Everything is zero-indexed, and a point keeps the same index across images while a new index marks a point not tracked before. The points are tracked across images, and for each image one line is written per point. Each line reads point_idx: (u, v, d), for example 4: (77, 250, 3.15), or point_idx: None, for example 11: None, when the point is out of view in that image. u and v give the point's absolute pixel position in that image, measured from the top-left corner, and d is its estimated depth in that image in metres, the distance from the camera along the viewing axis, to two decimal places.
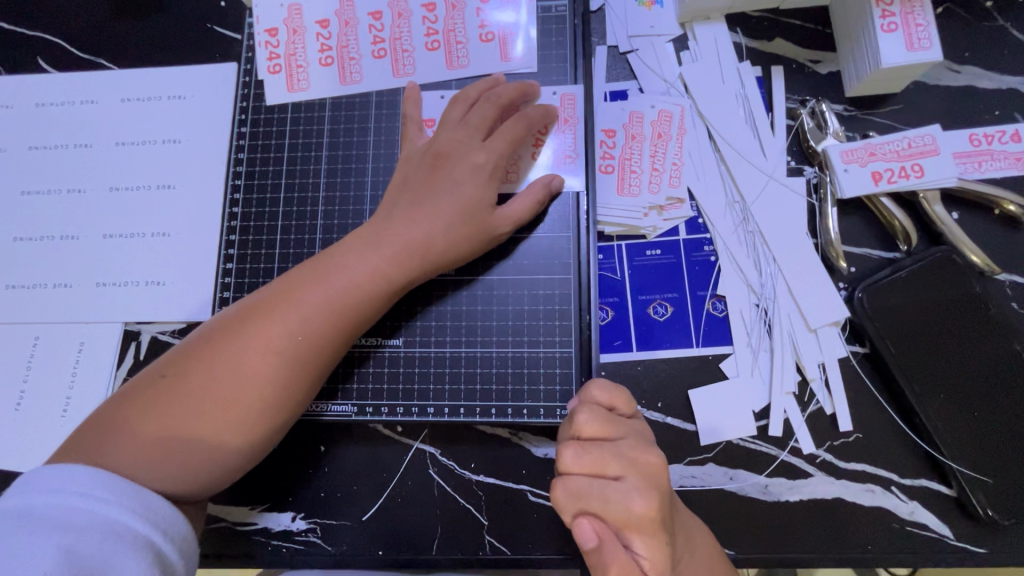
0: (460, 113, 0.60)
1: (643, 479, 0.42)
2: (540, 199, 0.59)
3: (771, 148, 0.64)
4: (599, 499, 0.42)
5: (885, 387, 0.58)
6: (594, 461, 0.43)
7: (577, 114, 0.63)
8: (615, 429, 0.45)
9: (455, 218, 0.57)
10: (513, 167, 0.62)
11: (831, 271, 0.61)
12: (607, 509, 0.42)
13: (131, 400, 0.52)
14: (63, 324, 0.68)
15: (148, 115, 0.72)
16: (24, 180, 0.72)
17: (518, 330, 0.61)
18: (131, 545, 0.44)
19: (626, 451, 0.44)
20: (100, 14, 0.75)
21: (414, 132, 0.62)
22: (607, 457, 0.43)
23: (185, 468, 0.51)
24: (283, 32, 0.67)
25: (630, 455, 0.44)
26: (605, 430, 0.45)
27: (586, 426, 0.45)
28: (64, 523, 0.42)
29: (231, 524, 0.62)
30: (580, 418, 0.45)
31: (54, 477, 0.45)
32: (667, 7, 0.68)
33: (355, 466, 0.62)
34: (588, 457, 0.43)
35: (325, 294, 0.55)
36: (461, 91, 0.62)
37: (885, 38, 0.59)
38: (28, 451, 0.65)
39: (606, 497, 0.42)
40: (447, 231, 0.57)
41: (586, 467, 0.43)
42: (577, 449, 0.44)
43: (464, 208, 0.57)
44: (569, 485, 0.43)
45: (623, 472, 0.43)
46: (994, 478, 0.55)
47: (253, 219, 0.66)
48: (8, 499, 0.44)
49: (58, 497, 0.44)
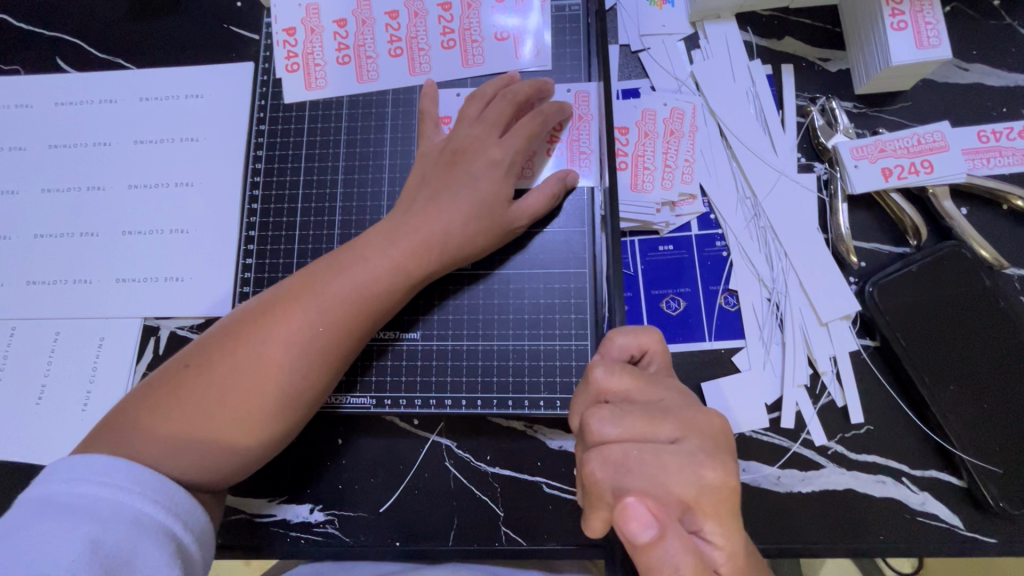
0: (477, 111, 0.61)
1: (700, 438, 0.40)
2: (556, 193, 0.60)
3: (782, 144, 0.65)
4: (656, 467, 0.38)
5: (895, 379, 0.59)
6: (640, 422, 0.40)
7: (591, 112, 0.64)
8: (648, 386, 0.43)
9: (472, 213, 0.58)
10: (529, 165, 0.63)
11: (842, 265, 0.62)
12: (668, 477, 0.38)
13: (155, 390, 0.53)
14: (83, 319, 0.69)
15: (166, 114, 0.73)
16: (45, 178, 0.73)
17: (534, 324, 0.62)
18: (155, 535, 0.45)
19: (673, 409, 0.41)
20: (119, 14, 0.76)
21: (430, 129, 0.63)
22: (654, 418, 0.41)
23: (205, 456, 0.52)
24: (301, 31, 0.68)
25: (676, 414, 0.41)
26: (640, 388, 0.43)
27: (616, 382, 0.43)
28: (90, 513, 0.43)
29: (250, 516, 0.63)
30: (608, 373, 0.43)
31: (81, 467, 0.46)
32: (678, 7, 0.69)
33: (373, 458, 0.63)
34: (632, 418, 0.40)
35: (344, 286, 0.56)
36: (477, 89, 0.63)
37: (895, 36, 0.60)
38: (50, 444, 0.66)
39: (664, 463, 0.38)
40: (465, 225, 0.58)
41: (632, 430, 0.40)
42: (618, 412, 0.41)
43: (481, 203, 0.58)
44: (615, 450, 0.39)
45: (675, 434, 0.40)
46: (1005, 468, 0.55)
47: (272, 215, 0.67)
48: (37, 487, 0.45)
49: (84, 486, 0.45)
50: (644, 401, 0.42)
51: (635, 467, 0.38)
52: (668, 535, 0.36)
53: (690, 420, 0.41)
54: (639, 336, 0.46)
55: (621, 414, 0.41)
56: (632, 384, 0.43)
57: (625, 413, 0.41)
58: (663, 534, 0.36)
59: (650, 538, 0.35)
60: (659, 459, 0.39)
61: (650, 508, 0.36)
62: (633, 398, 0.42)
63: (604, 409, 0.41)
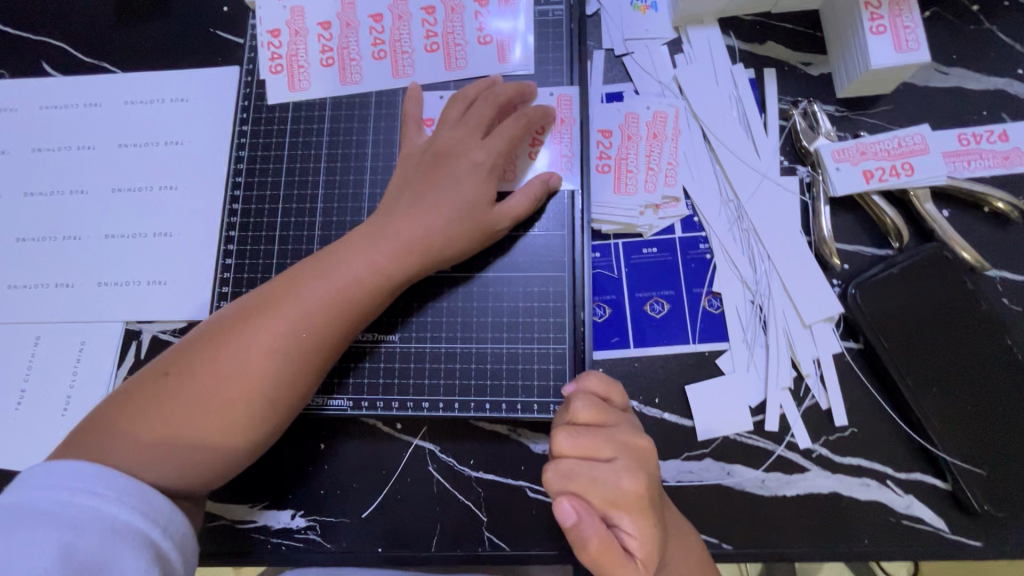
0: (459, 114, 0.62)
1: (632, 461, 0.44)
2: (537, 196, 0.60)
3: (764, 147, 0.65)
4: (589, 480, 0.43)
5: (879, 381, 0.59)
6: (593, 443, 0.44)
7: (573, 114, 0.64)
8: (607, 414, 0.46)
9: (453, 215, 0.58)
10: (511, 168, 0.63)
11: (824, 267, 0.62)
12: (596, 489, 0.43)
13: (134, 398, 0.53)
14: (63, 324, 0.68)
15: (151, 117, 0.73)
16: (28, 182, 0.72)
17: (514, 326, 0.62)
18: (132, 543, 0.44)
19: (619, 436, 0.45)
20: (105, 19, 0.77)
21: (413, 131, 0.63)
22: (600, 441, 0.44)
23: (187, 463, 0.51)
24: (286, 34, 0.68)
25: (621, 438, 0.45)
26: (597, 414, 0.46)
27: (582, 413, 0.46)
28: (65, 521, 0.42)
29: (231, 522, 0.62)
30: (581, 403, 0.46)
31: (63, 476, 0.45)
32: (661, 11, 0.70)
33: (355, 463, 0.63)
34: (580, 439, 0.44)
35: (327, 288, 0.56)
36: (460, 91, 0.63)
37: (875, 40, 0.60)
38: (28, 450, 0.65)
39: (598, 479, 0.43)
40: (446, 227, 0.58)
41: (582, 449, 0.44)
42: (575, 432, 0.45)
43: (463, 206, 0.58)
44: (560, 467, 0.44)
45: (616, 454, 0.44)
46: (989, 470, 0.55)
47: (252, 216, 0.67)
48: (10, 495, 0.44)
49: (59, 493, 0.44)
50: (604, 428, 0.46)
51: (577, 478, 0.43)
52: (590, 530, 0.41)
53: (631, 444, 0.45)
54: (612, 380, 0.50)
55: (573, 435, 0.45)
56: (598, 414, 0.46)
57: (581, 433, 0.45)
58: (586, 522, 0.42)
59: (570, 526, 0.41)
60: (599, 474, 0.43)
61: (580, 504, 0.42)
62: (594, 426, 0.46)
63: (567, 427, 0.45)
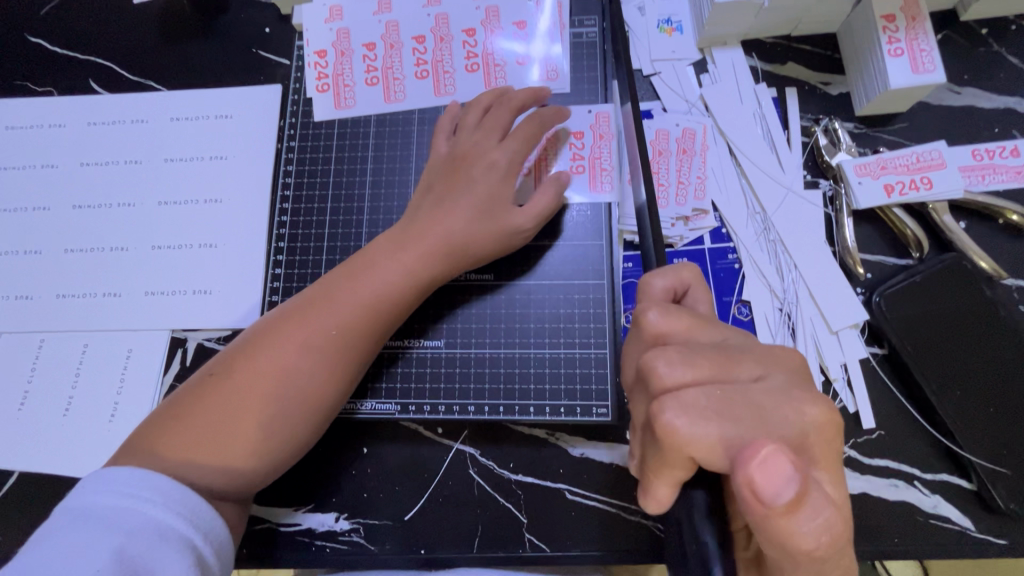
0: (475, 119, 0.65)
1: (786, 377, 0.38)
2: (555, 192, 0.64)
3: (788, 162, 0.69)
4: (748, 407, 0.36)
5: (904, 386, 0.61)
6: (712, 362, 0.38)
7: (581, 129, 0.69)
8: (710, 326, 0.42)
9: (474, 216, 0.61)
10: (537, 161, 0.68)
11: (849, 276, 0.65)
12: (767, 418, 0.36)
13: (178, 404, 0.55)
14: (110, 332, 0.71)
15: (197, 132, 0.76)
16: (76, 195, 0.75)
17: (555, 332, 0.65)
18: (179, 548, 0.45)
19: (755, 351, 0.40)
20: (151, 40, 0.80)
21: (438, 141, 0.66)
22: (733, 356, 0.39)
23: (227, 463, 0.53)
24: (332, 53, 0.72)
25: (754, 352, 0.40)
26: (700, 328, 0.41)
27: (685, 324, 0.41)
28: (117, 525, 0.44)
29: (275, 526, 0.64)
30: (672, 316, 0.41)
31: (115, 480, 0.47)
32: (687, 34, 0.73)
33: (397, 466, 0.64)
34: (704, 358, 0.38)
35: (359, 291, 0.58)
36: (473, 99, 0.67)
37: (892, 62, 0.64)
38: (77, 455, 0.66)
39: (758, 404, 0.36)
40: (468, 225, 0.61)
41: (709, 368, 0.38)
42: (692, 349, 0.39)
43: (482, 205, 0.61)
44: (694, 399, 0.36)
45: (762, 372, 0.38)
46: (1013, 470, 0.57)
47: (301, 227, 0.71)
48: (68, 500, 0.46)
49: (110, 498, 0.46)
50: (703, 342, 0.40)
51: (719, 409, 0.36)
52: (809, 496, 0.32)
53: (768, 358, 0.39)
54: (678, 279, 0.46)
55: (691, 355, 0.38)
56: (690, 325, 0.41)
57: (695, 354, 0.39)
58: (810, 492, 0.32)
59: (794, 497, 0.31)
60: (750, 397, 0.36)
61: (794, 462, 0.32)
62: (693, 339, 0.41)
63: (671, 351, 0.39)
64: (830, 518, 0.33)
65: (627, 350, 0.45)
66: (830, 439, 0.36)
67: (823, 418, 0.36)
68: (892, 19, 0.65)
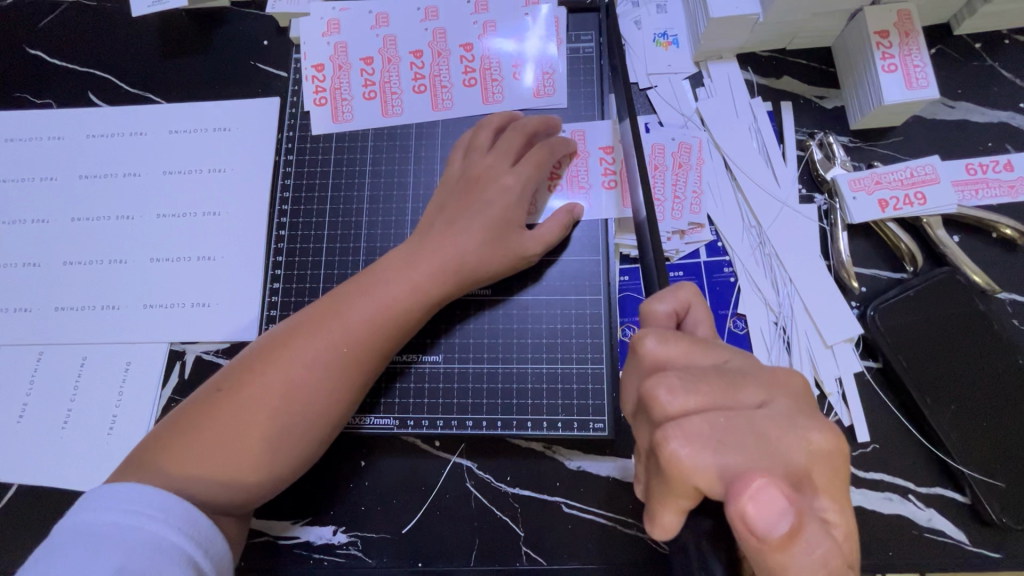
0: (489, 140, 0.66)
1: (790, 402, 0.39)
2: (564, 224, 0.65)
3: (784, 176, 0.69)
4: (753, 435, 0.36)
5: (898, 399, 0.62)
6: (713, 389, 0.38)
7: (588, 148, 0.69)
8: (709, 348, 0.42)
9: (483, 238, 0.61)
10: (558, 169, 0.69)
11: (843, 290, 0.66)
12: (774, 447, 0.36)
13: (186, 417, 0.55)
14: (108, 344, 0.71)
15: (195, 146, 0.76)
16: (74, 208, 0.75)
17: (552, 347, 0.66)
18: (177, 565, 0.45)
19: (761, 375, 0.40)
20: (149, 52, 0.80)
21: (457, 157, 0.67)
22: (737, 383, 0.39)
23: (237, 478, 0.53)
24: (330, 69, 0.73)
25: (759, 376, 0.40)
26: (699, 352, 0.41)
27: (682, 350, 0.41)
28: (117, 543, 0.44)
29: (273, 538, 0.64)
30: (669, 342, 0.42)
31: (112, 497, 0.47)
32: (682, 47, 0.74)
33: (395, 479, 0.65)
34: (706, 385, 0.39)
35: (371, 304, 0.59)
36: (485, 119, 0.68)
37: (886, 77, 0.64)
38: (76, 469, 0.67)
39: (764, 432, 0.36)
40: (479, 250, 0.61)
41: (711, 395, 0.38)
42: (692, 376, 0.39)
43: (493, 226, 0.62)
44: (696, 427, 0.36)
45: (768, 398, 0.39)
46: (1006, 484, 0.58)
47: (299, 242, 0.71)
48: (72, 516, 0.46)
49: (112, 514, 0.46)
50: (705, 366, 0.41)
51: (722, 438, 0.36)
52: (806, 530, 0.33)
53: (773, 382, 0.40)
54: (684, 300, 0.46)
55: (693, 382, 0.39)
56: (689, 351, 0.41)
57: (697, 381, 0.39)
58: (803, 524, 0.33)
59: (788, 532, 0.32)
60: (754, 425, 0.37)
61: (788, 495, 0.33)
62: (693, 363, 0.41)
63: (673, 378, 0.39)
64: (827, 551, 0.33)
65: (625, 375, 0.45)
66: (836, 466, 0.37)
67: (829, 445, 0.36)
68: (885, 35, 0.65)
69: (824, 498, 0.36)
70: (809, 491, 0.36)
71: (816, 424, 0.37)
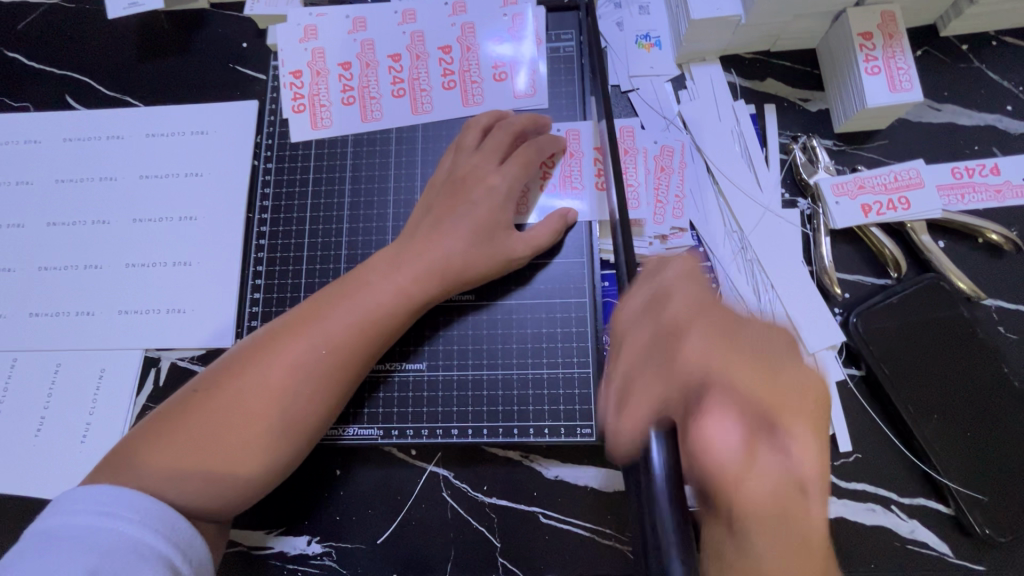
0: (476, 140, 0.65)
1: (789, 347, 0.43)
2: (557, 228, 0.64)
3: (767, 180, 0.68)
4: (746, 359, 0.41)
5: (882, 409, 0.61)
6: (721, 317, 0.43)
7: (582, 148, 0.68)
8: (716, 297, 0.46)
9: (472, 241, 0.60)
10: (550, 164, 0.68)
11: (826, 297, 0.65)
12: (758, 374, 0.40)
13: (165, 420, 0.54)
14: (83, 351, 0.70)
15: (173, 149, 0.75)
16: (50, 212, 0.74)
17: (538, 352, 0.64)
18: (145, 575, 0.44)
19: (762, 327, 0.44)
20: (127, 55, 0.79)
21: (447, 158, 0.66)
22: (739, 321, 0.44)
23: (215, 481, 0.52)
24: (307, 74, 0.72)
25: (762, 330, 0.44)
26: (708, 298, 0.45)
27: (695, 291, 0.45)
28: (91, 548, 0.43)
29: (247, 549, 0.63)
30: (687, 278, 0.46)
31: (87, 499, 0.46)
32: (665, 49, 0.73)
33: (371, 488, 0.64)
34: (713, 314, 0.43)
35: (353, 306, 0.57)
36: (473, 119, 0.67)
37: (870, 80, 0.63)
38: (47, 477, 0.66)
39: (758, 361, 0.41)
40: (467, 250, 0.60)
41: (717, 321, 0.43)
42: (699, 304, 0.44)
43: (482, 230, 0.61)
44: (697, 340, 0.42)
45: (768, 338, 0.43)
46: (990, 496, 0.57)
47: (279, 249, 0.70)
48: (45, 520, 0.45)
49: (87, 517, 0.45)
50: (715, 302, 0.45)
51: (718, 350, 0.41)
52: (760, 449, 0.37)
53: (773, 331, 0.44)
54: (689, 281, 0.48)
55: (703, 308, 0.44)
56: (701, 291, 0.45)
57: (707, 309, 0.44)
58: (756, 441, 0.38)
59: (739, 445, 0.37)
60: (768, 400, 0.39)
61: (741, 419, 0.38)
62: (709, 302, 0.45)
63: (688, 297, 0.44)
64: (781, 469, 0.36)
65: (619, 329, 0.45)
66: (816, 405, 0.40)
67: (805, 383, 0.41)
68: (869, 37, 0.64)
69: (802, 430, 0.39)
70: (785, 426, 0.38)
71: (795, 363, 0.42)
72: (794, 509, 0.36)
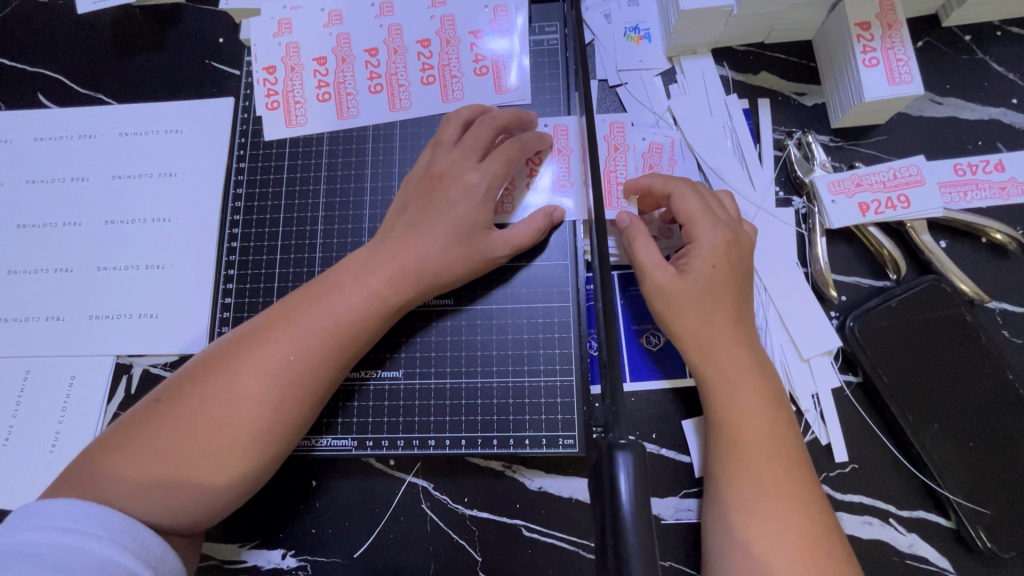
0: (455, 135, 0.62)
1: (742, 261, 0.56)
2: (542, 227, 0.61)
3: (760, 178, 0.65)
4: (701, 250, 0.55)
5: (880, 418, 0.58)
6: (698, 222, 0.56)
7: (570, 145, 0.66)
8: (731, 221, 0.57)
9: (451, 239, 0.58)
10: (538, 159, 0.65)
11: (822, 299, 0.62)
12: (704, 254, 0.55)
13: (124, 433, 0.50)
14: (53, 357, 0.68)
15: (145, 148, 0.73)
16: (20, 214, 0.72)
17: (518, 359, 0.62)
18: None
19: (739, 249, 0.56)
20: (99, 51, 0.77)
21: (422, 158, 0.63)
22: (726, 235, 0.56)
23: (179, 498, 0.48)
24: (282, 69, 0.69)
25: (739, 244, 0.56)
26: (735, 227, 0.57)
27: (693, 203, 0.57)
28: (54, 562, 0.40)
29: (220, 563, 0.61)
30: (699, 195, 0.57)
31: (46, 515, 0.43)
32: (655, 42, 0.70)
33: (348, 500, 0.61)
34: (690, 212, 0.56)
35: (325, 311, 0.55)
36: (454, 111, 0.64)
37: (868, 72, 0.60)
38: (14, 488, 0.64)
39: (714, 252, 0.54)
40: (444, 251, 0.58)
41: (690, 219, 0.56)
42: (682, 205, 0.57)
43: (460, 230, 0.58)
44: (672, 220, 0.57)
45: (723, 249, 0.55)
46: (993, 509, 0.54)
47: (252, 252, 0.67)
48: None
49: (47, 533, 0.42)
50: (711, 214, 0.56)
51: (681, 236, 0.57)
52: (675, 288, 0.54)
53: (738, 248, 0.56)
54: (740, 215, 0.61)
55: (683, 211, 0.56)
56: (706, 206, 0.57)
57: (686, 209, 0.56)
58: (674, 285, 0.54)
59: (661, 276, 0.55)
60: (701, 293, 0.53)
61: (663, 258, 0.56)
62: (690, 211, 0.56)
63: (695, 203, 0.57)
64: (682, 287, 0.54)
65: (691, 232, 0.56)
66: (737, 289, 0.55)
67: (743, 273, 0.55)
68: (866, 27, 0.61)
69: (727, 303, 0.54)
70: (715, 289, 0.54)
71: (744, 262, 0.56)
72: (758, 404, 0.51)
